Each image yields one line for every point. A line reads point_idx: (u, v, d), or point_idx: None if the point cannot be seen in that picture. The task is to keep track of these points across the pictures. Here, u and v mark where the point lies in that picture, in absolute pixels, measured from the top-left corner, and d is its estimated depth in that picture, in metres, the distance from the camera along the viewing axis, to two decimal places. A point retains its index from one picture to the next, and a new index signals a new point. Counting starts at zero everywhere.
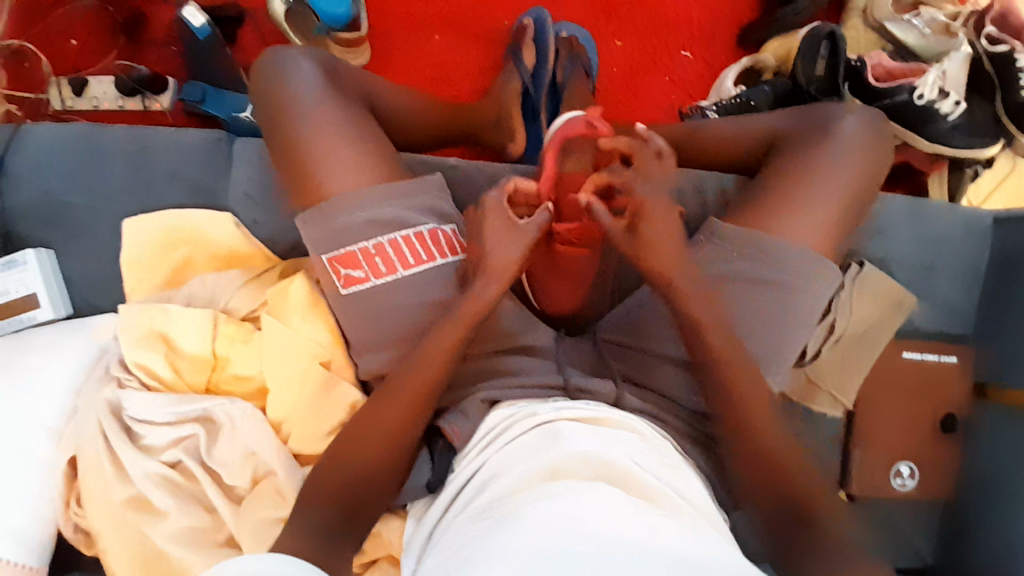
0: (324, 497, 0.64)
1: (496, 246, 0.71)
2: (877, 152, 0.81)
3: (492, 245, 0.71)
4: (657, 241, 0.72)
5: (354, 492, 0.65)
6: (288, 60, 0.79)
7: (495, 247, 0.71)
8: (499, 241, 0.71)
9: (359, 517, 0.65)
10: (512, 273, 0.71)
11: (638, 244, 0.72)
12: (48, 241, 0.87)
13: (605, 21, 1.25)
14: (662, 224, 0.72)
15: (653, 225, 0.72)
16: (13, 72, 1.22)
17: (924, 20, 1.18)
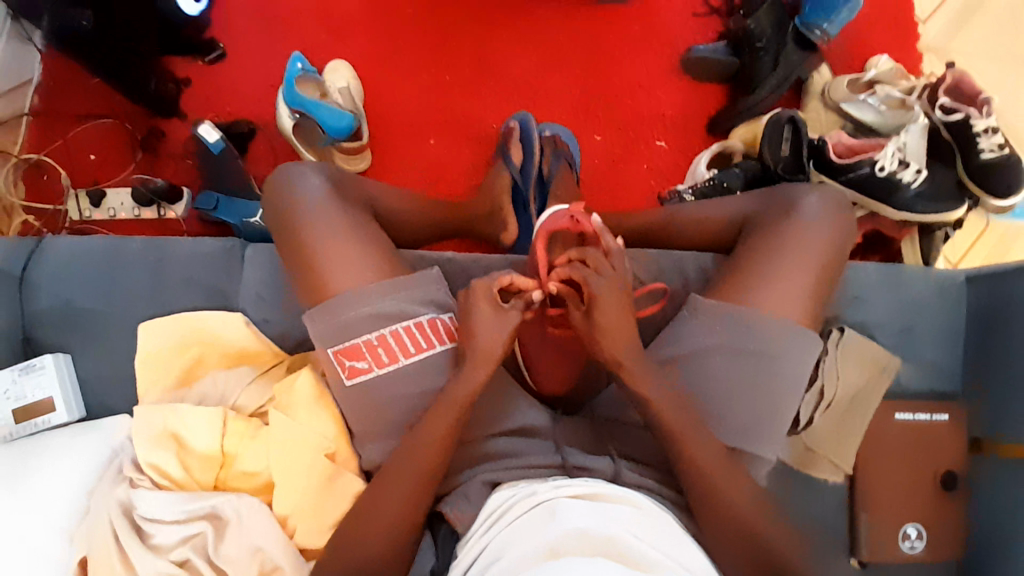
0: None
1: (482, 329, 0.76)
2: (841, 226, 0.87)
3: (479, 330, 0.75)
4: (620, 322, 0.76)
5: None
6: (297, 174, 0.87)
7: (482, 332, 0.75)
8: (487, 326, 0.76)
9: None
10: (496, 359, 0.75)
11: (602, 325, 0.76)
12: (65, 346, 0.92)
13: (586, 119, 1.37)
14: (619, 304, 0.77)
15: (616, 307, 0.76)
16: (34, 184, 1.33)
17: (879, 98, 1.26)
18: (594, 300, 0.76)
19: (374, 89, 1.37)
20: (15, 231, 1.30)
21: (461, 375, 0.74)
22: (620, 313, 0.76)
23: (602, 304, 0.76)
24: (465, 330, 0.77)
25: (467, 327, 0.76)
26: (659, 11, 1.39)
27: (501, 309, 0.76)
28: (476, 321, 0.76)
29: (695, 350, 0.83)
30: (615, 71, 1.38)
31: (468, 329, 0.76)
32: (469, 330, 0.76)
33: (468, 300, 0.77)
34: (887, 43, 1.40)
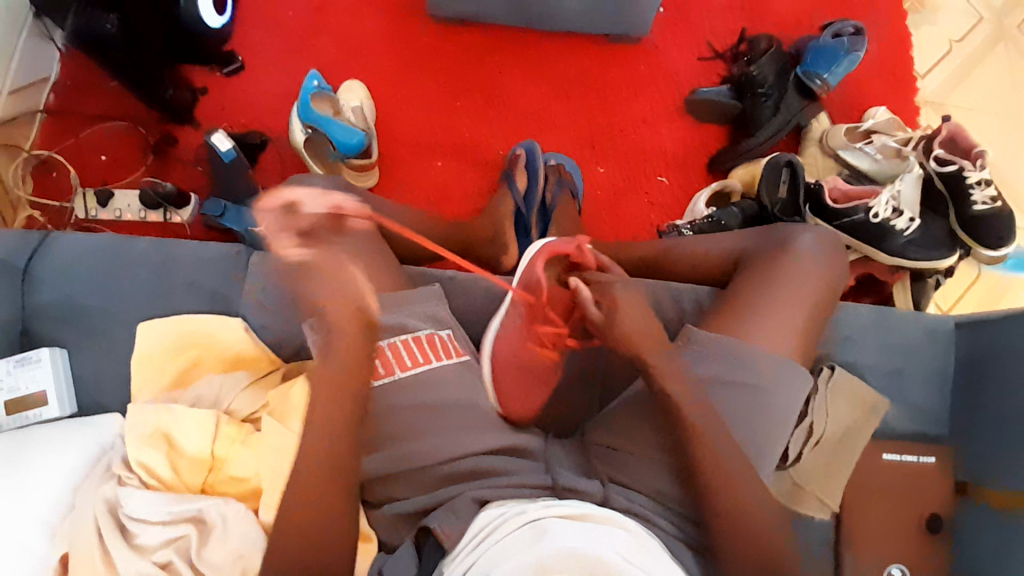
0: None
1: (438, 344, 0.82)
2: (832, 267, 0.90)
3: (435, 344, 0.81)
4: (631, 330, 0.85)
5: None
6: (306, 187, 0.89)
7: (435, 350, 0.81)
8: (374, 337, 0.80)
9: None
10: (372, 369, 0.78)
11: (623, 330, 0.85)
12: (62, 341, 0.93)
13: (589, 151, 1.41)
14: (637, 310, 0.87)
15: (631, 311, 0.86)
16: (43, 181, 1.35)
17: (876, 147, 1.30)
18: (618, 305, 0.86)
19: (387, 110, 1.41)
20: (19, 225, 1.32)
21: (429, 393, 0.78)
22: (643, 321, 0.86)
23: (622, 309, 0.86)
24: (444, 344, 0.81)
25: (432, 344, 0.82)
26: (666, 53, 1.45)
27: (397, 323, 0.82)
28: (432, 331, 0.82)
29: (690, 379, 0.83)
30: (620, 107, 1.43)
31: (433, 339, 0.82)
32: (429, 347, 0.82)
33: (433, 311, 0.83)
34: (885, 96, 1.45)
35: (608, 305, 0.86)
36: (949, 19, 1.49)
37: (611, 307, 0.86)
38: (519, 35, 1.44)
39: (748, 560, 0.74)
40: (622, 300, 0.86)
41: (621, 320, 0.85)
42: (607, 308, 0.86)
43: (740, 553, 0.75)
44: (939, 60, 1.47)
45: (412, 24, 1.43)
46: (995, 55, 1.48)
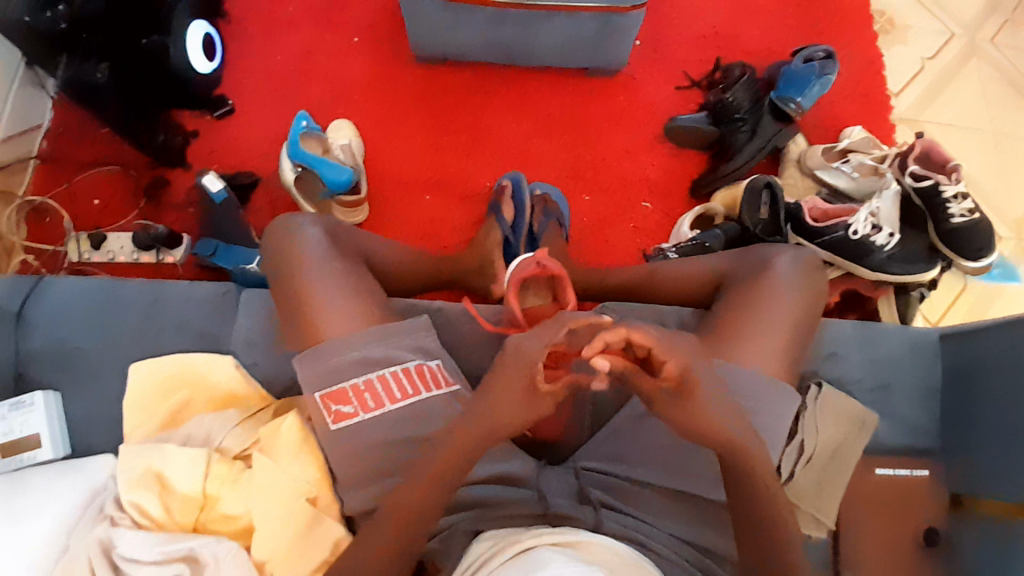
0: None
1: (507, 406, 0.70)
2: (812, 284, 0.91)
3: (503, 406, 0.71)
4: (703, 402, 0.70)
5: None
6: (297, 224, 0.91)
7: (503, 413, 0.70)
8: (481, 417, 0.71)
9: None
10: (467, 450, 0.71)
11: (694, 403, 0.70)
12: (55, 384, 0.93)
13: (574, 181, 1.44)
14: (703, 376, 0.72)
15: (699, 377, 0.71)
16: (36, 227, 1.37)
17: (852, 166, 1.34)
18: (684, 373, 0.69)
19: (375, 148, 1.44)
20: (13, 270, 1.33)
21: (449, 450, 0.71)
22: (710, 388, 0.72)
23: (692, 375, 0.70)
24: (486, 399, 0.71)
25: (488, 406, 0.71)
26: (644, 84, 1.50)
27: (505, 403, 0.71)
28: (502, 395, 0.70)
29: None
30: (603, 136, 1.47)
31: (492, 402, 0.71)
32: (493, 413, 0.70)
33: (510, 359, 0.71)
34: (860, 116, 1.50)
35: (680, 378, 0.69)
36: (919, 39, 1.55)
37: (685, 379, 0.69)
38: (502, 72, 1.48)
39: None
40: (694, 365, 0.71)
41: (691, 392, 0.70)
42: (676, 383, 0.69)
43: None
44: (911, 79, 1.52)
45: (397, 65, 1.48)
46: (965, 73, 1.53)
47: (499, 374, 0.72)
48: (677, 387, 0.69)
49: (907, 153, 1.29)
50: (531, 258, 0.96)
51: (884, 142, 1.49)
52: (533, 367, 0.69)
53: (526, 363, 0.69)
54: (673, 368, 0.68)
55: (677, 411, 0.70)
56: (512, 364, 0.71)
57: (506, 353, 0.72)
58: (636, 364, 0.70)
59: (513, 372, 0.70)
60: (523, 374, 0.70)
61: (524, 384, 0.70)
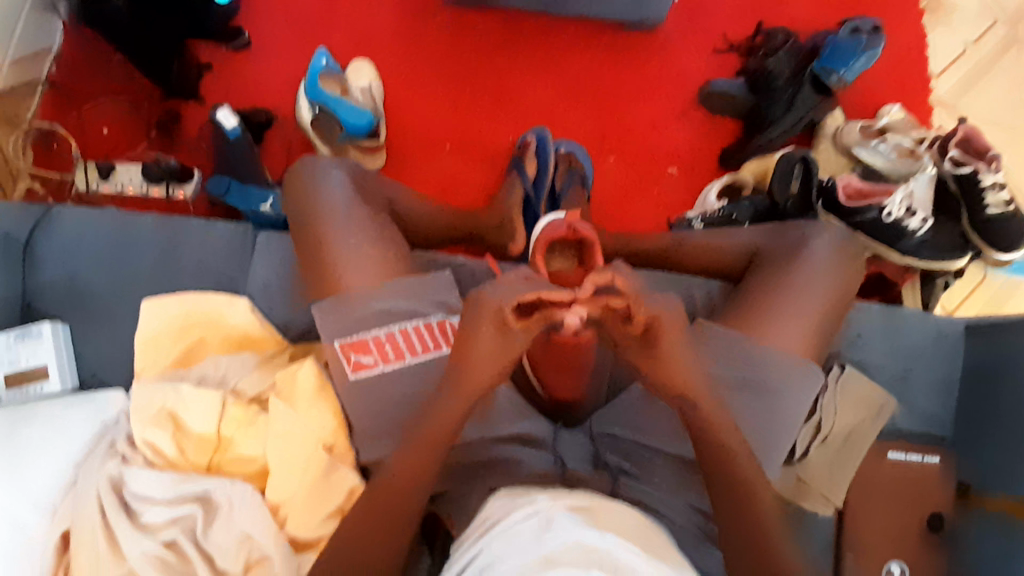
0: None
1: (480, 356, 0.72)
2: (849, 268, 0.89)
3: (477, 355, 0.72)
4: (668, 357, 0.73)
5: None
6: (319, 167, 0.87)
7: (479, 362, 0.72)
8: (479, 358, 0.72)
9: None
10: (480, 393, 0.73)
11: (659, 351, 0.73)
12: (65, 317, 0.91)
13: (600, 141, 1.40)
14: (679, 331, 0.73)
15: (674, 327, 0.73)
16: (44, 153, 1.32)
17: (890, 146, 1.30)
18: (656, 325, 0.71)
19: (396, 94, 1.39)
20: (19, 196, 1.29)
21: (443, 402, 0.72)
22: (682, 348, 0.74)
23: (664, 326, 0.72)
24: (460, 345, 0.72)
25: (463, 350, 0.72)
26: (679, 45, 1.43)
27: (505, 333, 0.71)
28: (475, 343, 0.72)
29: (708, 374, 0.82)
30: (635, 97, 1.41)
31: (466, 349, 0.72)
32: (472, 360, 0.72)
33: (476, 310, 0.72)
34: (899, 95, 1.44)
35: (647, 326, 0.72)
36: (968, 17, 1.47)
37: (652, 329, 0.72)
38: (532, 22, 1.41)
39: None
40: (666, 318, 0.72)
41: (658, 343, 0.72)
42: (643, 330, 0.72)
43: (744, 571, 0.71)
44: (955, 60, 1.45)
45: (422, 7, 1.40)
46: (1012, 57, 1.46)
47: (467, 321, 0.72)
48: (644, 335, 0.73)
49: (948, 139, 1.24)
50: (563, 220, 0.97)
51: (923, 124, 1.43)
52: (502, 312, 0.70)
53: (490, 314, 0.71)
54: (642, 316, 0.70)
55: (644, 356, 0.74)
56: (476, 315, 0.72)
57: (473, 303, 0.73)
58: (619, 318, 0.73)
59: (478, 324, 0.72)
60: (491, 322, 0.71)
61: (494, 331, 0.71)
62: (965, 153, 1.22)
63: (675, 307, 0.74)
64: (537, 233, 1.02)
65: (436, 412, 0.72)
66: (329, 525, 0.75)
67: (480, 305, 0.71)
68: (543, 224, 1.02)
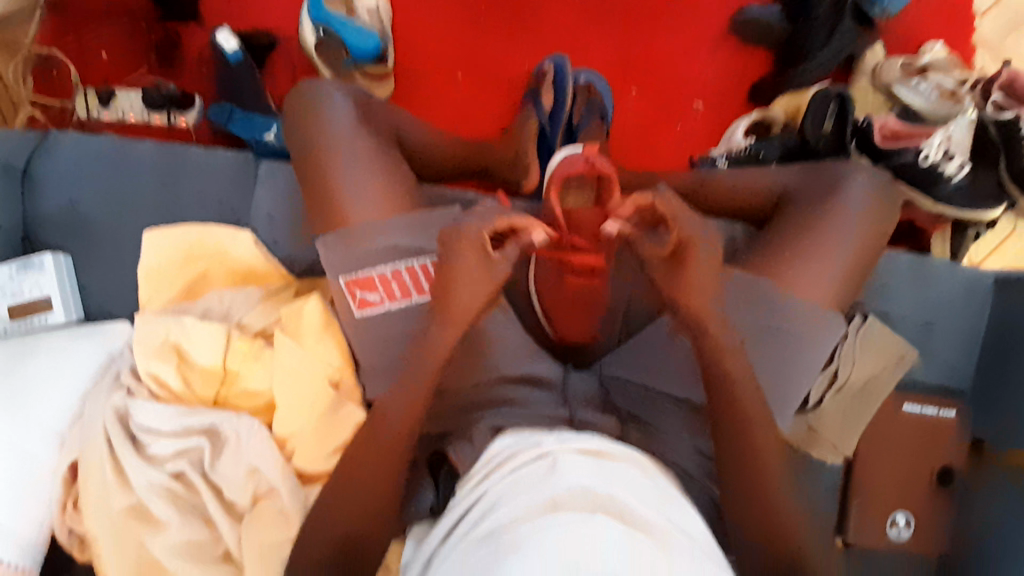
0: (323, 542, 0.65)
1: (465, 283, 0.70)
2: (883, 213, 0.84)
3: (462, 281, 0.70)
4: (693, 281, 0.73)
5: (352, 532, 0.66)
6: (321, 92, 0.82)
7: (461, 287, 0.70)
8: (472, 285, 0.70)
9: (356, 556, 0.66)
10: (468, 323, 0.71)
11: (687, 275, 0.73)
12: (66, 247, 0.89)
13: (622, 71, 1.31)
14: (710, 259, 0.73)
15: (706, 257, 0.73)
16: (43, 78, 1.27)
17: (931, 85, 1.20)
18: (686, 245, 0.72)
19: (405, 15, 1.29)
20: (19, 124, 1.24)
21: (435, 332, 0.71)
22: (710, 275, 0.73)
23: (693, 248, 0.72)
24: (444, 272, 0.71)
25: (445, 276, 0.70)
26: None
27: (486, 260, 0.70)
28: (458, 270, 0.70)
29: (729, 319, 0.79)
30: (662, 23, 1.31)
31: (452, 275, 0.70)
32: (455, 288, 0.70)
33: (456, 235, 0.70)
34: (948, 26, 1.32)
35: (677, 246, 0.72)
36: None
37: (682, 249, 0.72)
38: None
39: (763, 533, 0.68)
40: (698, 244, 0.72)
41: (683, 267, 0.73)
42: (674, 250, 0.73)
43: (752, 522, 0.69)
44: None
45: None
46: None
47: (450, 247, 0.71)
48: (673, 256, 0.73)
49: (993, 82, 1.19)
50: (580, 155, 0.92)
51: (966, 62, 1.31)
52: (483, 239, 0.70)
53: (476, 239, 0.70)
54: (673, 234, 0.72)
55: (671, 279, 0.73)
56: (459, 241, 0.70)
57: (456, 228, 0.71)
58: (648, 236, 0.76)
59: (461, 249, 0.70)
60: (476, 249, 0.70)
61: (478, 258, 0.70)
62: (1008, 99, 1.16)
63: (710, 239, 0.74)
64: (550, 169, 0.97)
65: (434, 342, 0.71)
66: (337, 459, 0.75)
67: (464, 231, 0.70)
68: (557, 158, 0.96)
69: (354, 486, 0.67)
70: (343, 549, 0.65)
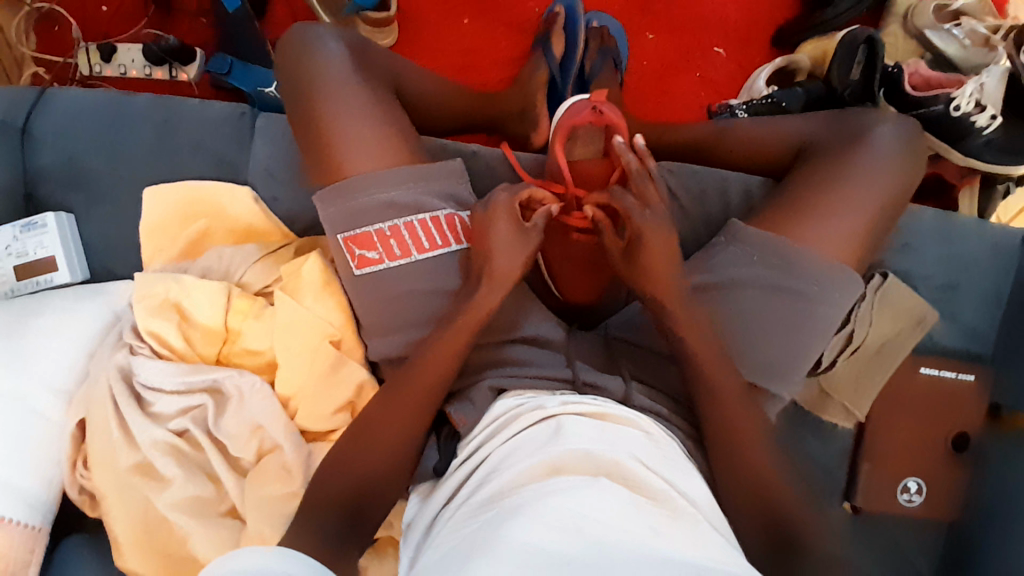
0: (333, 492, 0.64)
1: (502, 247, 0.71)
2: (909, 164, 0.79)
3: (501, 246, 0.71)
4: (656, 263, 0.72)
5: (360, 485, 0.65)
6: (315, 36, 0.79)
7: (500, 252, 0.71)
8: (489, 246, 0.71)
9: (367, 509, 0.65)
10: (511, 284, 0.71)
11: (642, 258, 0.72)
12: (67, 205, 0.88)
13: (638, 14, 1.23)
14: (665, 249, 0.72)
15: (662, 242, 0.72)
16: (43, 35, 1.22)
17: (964, 31, 1.12)
18: (640, 239, 0.72)
19: None
20: (25, 83, 1.20)
21: (472, 298, 0.70)
22: (669, 244, 0.72)
23: (649, 239, 0.72)
24: (480, 237, 0.72)
25: (482, 241, 0.71)
26: None
27: (521, 230, 0.72)
28: (495, 236, 0.71)
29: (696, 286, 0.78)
30: None
31: (491, 240, 0.71)
32: (497, 253, 0.71)
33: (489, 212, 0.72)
34: None
35: (633, 238, 0.72)
36: None
37: (637, 242, 0.72)
38: None
39: (767, 499, 0.67)
40: (652, 233, 0.71)
41: (640, 254, 0.72)
42: (628, 243, 0.73)
43: (745, 485, 0.67)
44: None
45: None
46: None
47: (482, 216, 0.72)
48: (630, 246, 0.73)
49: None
50: (587, 101, 0.89)
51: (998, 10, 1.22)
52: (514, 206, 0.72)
53: (506, 210, 0.72)
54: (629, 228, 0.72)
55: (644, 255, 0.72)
56: (490, 213, 0.72)
57: (483, 203, 0.74)
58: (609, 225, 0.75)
59: (496, 218, 0.71)
60: (509, 216, 0.72)
61: (512, 224, 0.71)
62: None
63: (667, 226, 0.73)
64: (558, 116, 0.92)
65: (468, 304, 0.70)
66: (339, 418, 0.76)
67: (495, 201, 0.72)
68: (563, 107, 0.93)
69: (352, 444, 0.67)
70: (354, 498, 0.64)
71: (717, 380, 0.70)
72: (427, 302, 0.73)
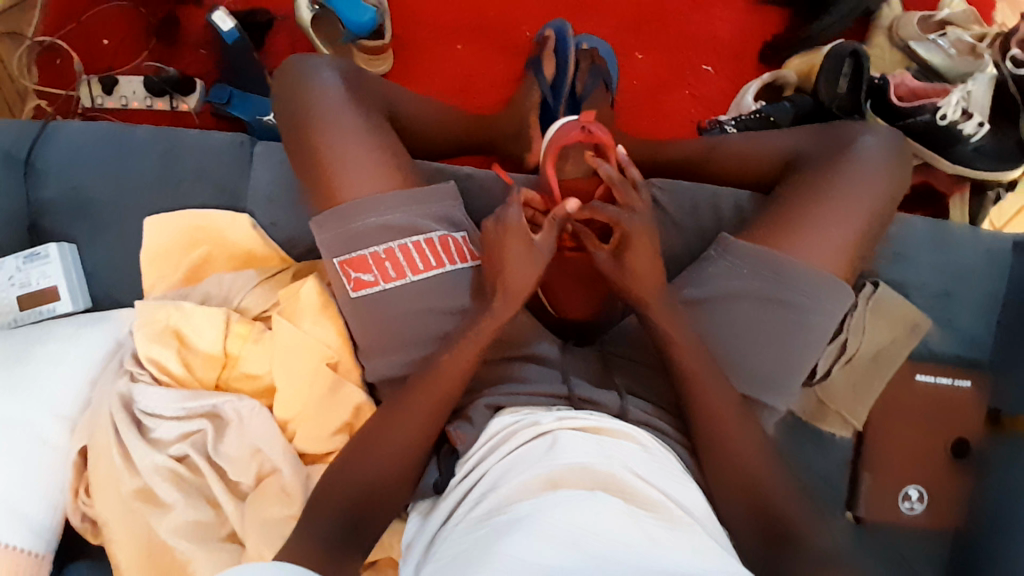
0: (332, 505, 0.64)
1: (514, 265, 0.72)
2: (894, 173, 0.80)
3: (509, 264, 0.72)
4: (646, 280, 0.73)
5: (362, 500, 0.65)
6: (309, 67, 0.81)
7: (513, 271, 0.72)
8: (498, 267, 0.72)
9: (369, 524, 0.65)
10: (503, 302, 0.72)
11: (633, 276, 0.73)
12: (70, 235, 0.90)
13: (627, 35, 1.26)
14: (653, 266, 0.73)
15: (645, 253, 0.73)
16: (46, 68, 1.25)
17: (950, 40, 1.14)
18: (626, 240, 0.73)
19: None
20: (27, 115, 1.23)
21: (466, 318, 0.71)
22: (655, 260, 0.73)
23: (634, 245, 0.73)
24: (491, 257, 0.73)
25: (498, 260, 0.72)
26: None
27: (533, 247, 0.72)
28: (504, 253, 0.72)
29: (687, 300, 0.79)
30: None
31: (498, 259, 0.72)
32: (500, 271, 0.72)
33: (502, 230, 0.72)
34: None
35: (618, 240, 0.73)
36: None
37: (624, 242, 0.73)
38: None
39: (763, 511, 0.67)
40: (640, 250, 0.73)
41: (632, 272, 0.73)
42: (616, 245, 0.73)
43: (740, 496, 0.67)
44: None
45: None
46: None
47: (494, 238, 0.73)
48: (617, 247, 0.73)
49: (1012, 34, 1.08)
50: (577, 120, 0.87)
51: (983, 19, 1.25)
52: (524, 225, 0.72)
53: (518, 229, 0.72)
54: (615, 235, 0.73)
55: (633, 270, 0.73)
56: (499, 235, 0.73)
57: (496, 220, 0.74)
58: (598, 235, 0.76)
59: (506, 239, 0.72)
60: (519, 233, 0.72)
61: (523, 242, 0.72)
62: None
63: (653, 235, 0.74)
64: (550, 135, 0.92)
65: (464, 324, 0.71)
66: (337, 440, 0.76)
67: (506, 217, 0.72)
68: (555, 126, 0.92)
69: (350, 465, 0.67)
70: (354, 511, 0.64)
71: (711, 393, 0.70)
72: (422, 323, 0.74)
